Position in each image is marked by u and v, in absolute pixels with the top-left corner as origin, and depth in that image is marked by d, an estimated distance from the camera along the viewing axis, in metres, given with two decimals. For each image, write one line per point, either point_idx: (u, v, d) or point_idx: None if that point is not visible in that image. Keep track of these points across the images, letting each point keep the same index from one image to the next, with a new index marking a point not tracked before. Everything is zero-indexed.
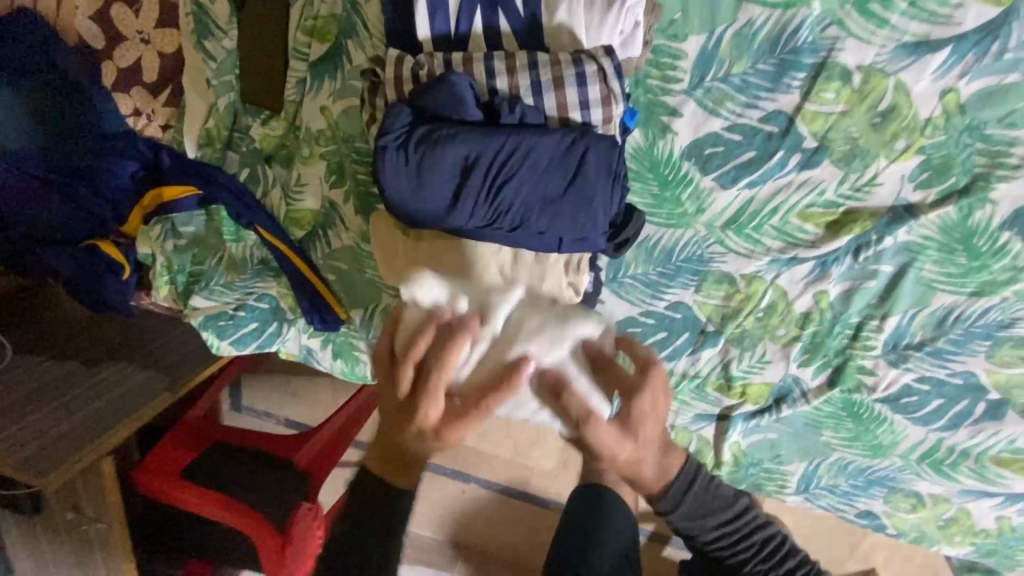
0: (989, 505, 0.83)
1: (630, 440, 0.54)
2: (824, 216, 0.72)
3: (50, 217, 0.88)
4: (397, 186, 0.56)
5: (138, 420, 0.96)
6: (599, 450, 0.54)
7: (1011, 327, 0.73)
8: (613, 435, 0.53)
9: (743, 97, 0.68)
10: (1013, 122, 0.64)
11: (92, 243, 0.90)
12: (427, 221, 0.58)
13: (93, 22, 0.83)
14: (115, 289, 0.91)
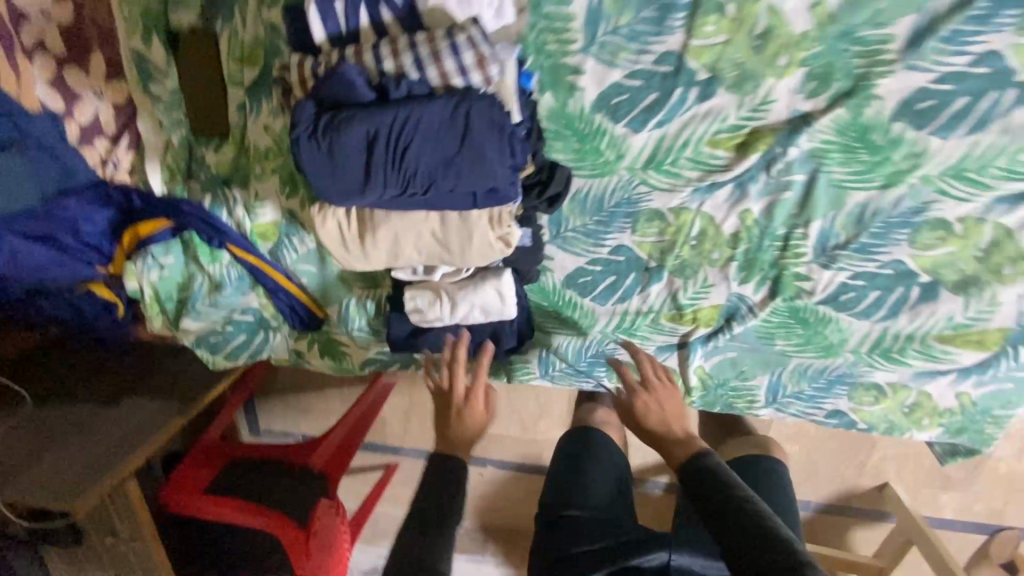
0: (946, 383, 0.88)
1: (669, 395, 0.82)
2: (730, 139, 0.78)
3: (43, 271, 0.96)
4: (317, 170, 0.62)
5: (155, 442, 1.03)
6: (661, 413, 0.80)
7: (924, 211, 0.77)
8: (663, 398, 0.81)
9: (634, 45, 0.74)
10: (881, 21, 0.68)
11: (86, 287, 0.98)
12: (350, 196, 0.64)
13: (49, 86, 0.84)
14: (115, 326, 1.01)
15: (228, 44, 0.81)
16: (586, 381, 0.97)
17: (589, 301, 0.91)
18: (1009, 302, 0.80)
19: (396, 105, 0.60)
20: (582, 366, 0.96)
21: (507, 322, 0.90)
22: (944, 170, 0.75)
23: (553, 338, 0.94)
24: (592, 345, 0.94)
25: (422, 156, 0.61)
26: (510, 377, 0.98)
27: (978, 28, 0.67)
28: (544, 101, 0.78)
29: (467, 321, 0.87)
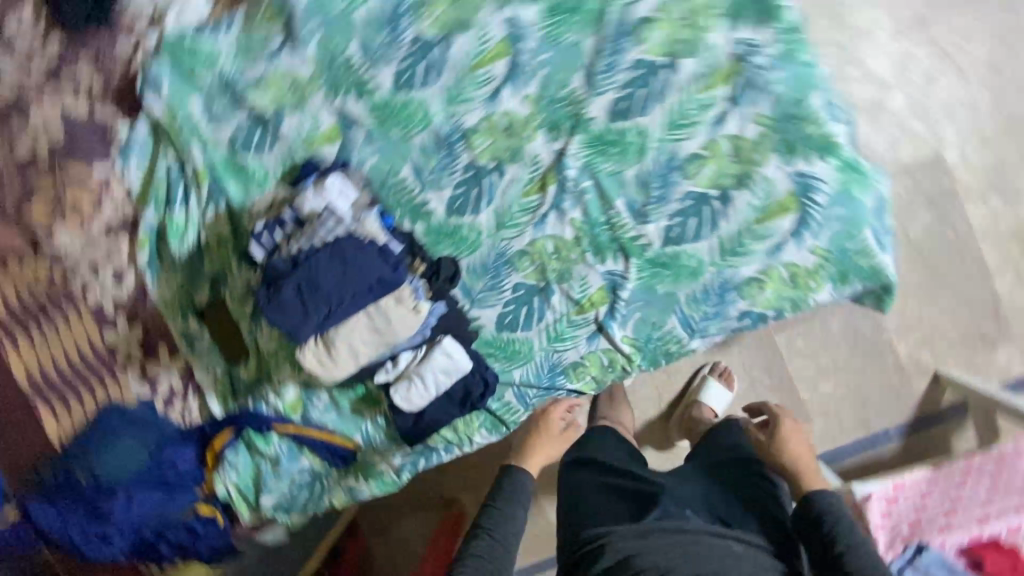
0: (794, 248, 1.09)
1: (799, 434, 1.20)
2: (532, 186, 1.16)
3: (153, 515, 1.24)
4: (278, 317, 0.98)
5: None
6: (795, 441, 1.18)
7: (676, 155, 1.09)
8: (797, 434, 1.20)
9: (445, 171, 1.17)
10: (564, 84, 1.10)
11: (189, 512, 1.27)
12: (303, 321, 0.98)
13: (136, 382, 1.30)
14: (217, 535, 1.29)
15: (229, 296, 1.26)
16: (558, 392, 1.22)
17: (521, 332, 1.21)
18: (777, 174, 1.06)
19: (299, 266, 0.99)
20: (547, 382, 1.22)
21: (471, 375, 1.18)
22: (663, 130, 1.08)
23: (515, 373, 1.22)
24: (543, 363, 1.21)
25: (329, 284, 0.98)
26: (506, 423, 1.24)
27: (614, 57, 1.07)
28: (419, 228, 1.18)
29: (440, 385, 1.16)
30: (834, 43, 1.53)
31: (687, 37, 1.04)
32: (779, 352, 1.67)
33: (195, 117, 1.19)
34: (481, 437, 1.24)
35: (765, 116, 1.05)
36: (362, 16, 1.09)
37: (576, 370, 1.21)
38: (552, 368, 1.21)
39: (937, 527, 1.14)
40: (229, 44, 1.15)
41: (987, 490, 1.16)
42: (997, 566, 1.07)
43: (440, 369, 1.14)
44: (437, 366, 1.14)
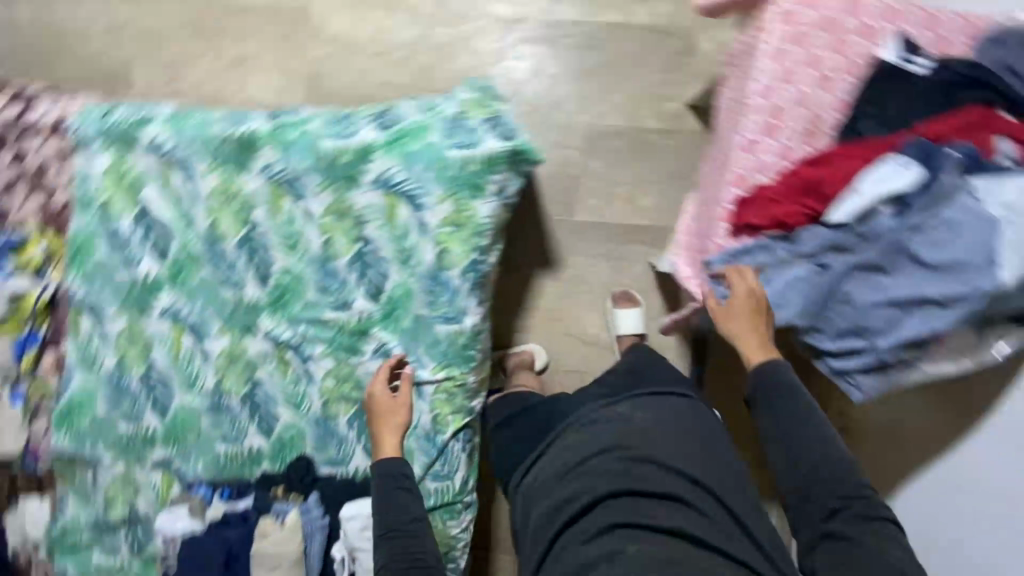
0: (431, 213, 1.23)
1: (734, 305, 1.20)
2: (280, 368, 1.34)
3: None
4: None
5: None
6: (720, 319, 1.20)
7: (313, 257, 1.28)
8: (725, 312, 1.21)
9: (236, 421, 1.38)
10: (222, 304, 1.33)
11: None
12: None
13: None
14: None
15: None
16: (451, 447, 1.31)
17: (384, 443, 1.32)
18: (367, 197, 1.24)
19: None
20: (437, 449, 1.31)
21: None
22: (290, 255, 1.29)
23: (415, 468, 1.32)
24: (420, 442, 1.32)
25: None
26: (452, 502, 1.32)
27: (225, 259, 1.31)
28: (267, 464, 1.38)
29: (373, 536, 1.30)
30: (368, 48, 1.71)
31: (238, 204, 1.28)
32: (602, 222, 1.73)
33: (104, 564, 1.39)
34: (452, 530, 1.32)
35: (321, 183, 1.25)
36: (104, 407, 1.39)
37: (440, 421, 1.31)
38: (428, 438, 1.31)
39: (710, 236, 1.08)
40: (74, 506, 1.39)
41: (717, 168, 1.11)
42: (755, 211, 1.00)
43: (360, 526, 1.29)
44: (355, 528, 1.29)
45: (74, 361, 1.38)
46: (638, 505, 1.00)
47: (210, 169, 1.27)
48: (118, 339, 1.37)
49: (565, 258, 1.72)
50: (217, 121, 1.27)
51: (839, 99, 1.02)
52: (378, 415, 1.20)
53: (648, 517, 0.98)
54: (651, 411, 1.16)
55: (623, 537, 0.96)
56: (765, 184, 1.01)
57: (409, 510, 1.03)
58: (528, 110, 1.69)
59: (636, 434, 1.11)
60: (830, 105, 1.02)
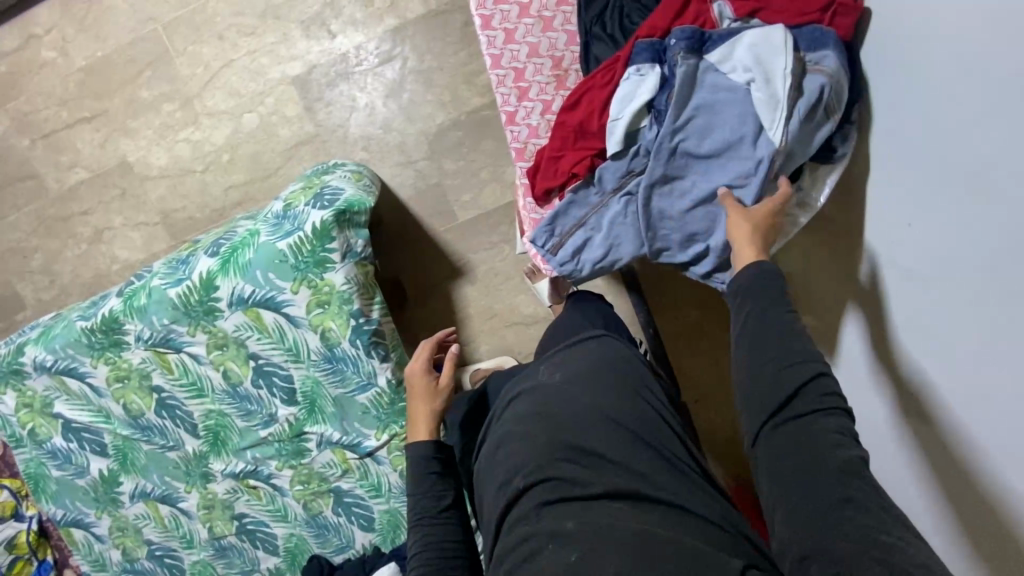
0: (295, 305, 1.27)
1: None
2: (252, 494, 1.40)
3: None
4: None
5: None
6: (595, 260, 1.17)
7: (223, 390, 1.33)
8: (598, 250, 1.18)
9: (242, 556, 1.45)
10: (174, 466, 1.40)
11: None
12: None
13: None
14: None
15: None
16: None
17: (374, 512, 1.38)
18: (234, 320, 1.28)
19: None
20: None
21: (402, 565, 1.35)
22: (205, 398, 1.34)
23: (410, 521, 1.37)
24: (401, 497, 1.36)
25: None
26: None
27: (153, 429, 1.38)
28: (290, 574, 1.44)
29: None
30: (194, 165, 1.71)
31: (138, 378, 1.34)
32: (484, 211, 1.68)
33: None
34: None
35: (190, 327, 1.29)
36: None
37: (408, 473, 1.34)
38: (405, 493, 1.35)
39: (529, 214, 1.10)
40: None
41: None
42: (546, 176, 1.01)
43: None
44: None
45: (88, 568, 1.49)
46: (582, 464, 0.82)
47: (97, 362, 1.34)
48: (112, 534, 1.46)
49: (467, 261, 1.69)
50: (78, 319, 1.33)
51: (568, 32, 1.05)
52: (417, 395, 1.17)
53: (593, 475, 0.81)
54: (588, 357, 0.99)
55: (569, 505, 0.78)
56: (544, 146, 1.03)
57: (443, 497, 0.98)
58: (363, 146, 1.67)
59: (577, 385, 0.93)
60: (563, 42, 1.04)
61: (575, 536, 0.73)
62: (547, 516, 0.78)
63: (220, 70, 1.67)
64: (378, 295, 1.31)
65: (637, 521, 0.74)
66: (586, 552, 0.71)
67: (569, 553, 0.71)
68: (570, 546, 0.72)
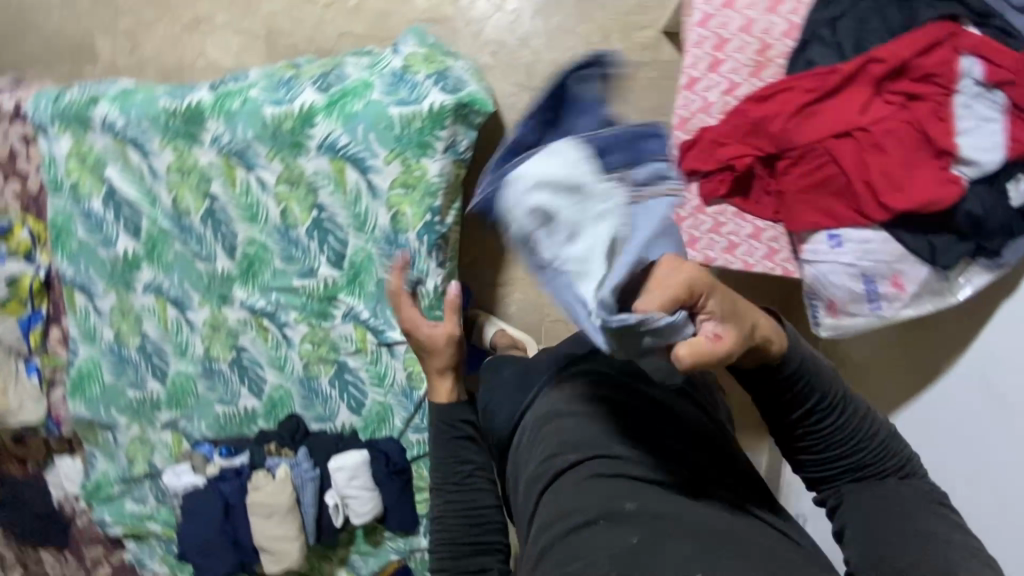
0: (381, 176, 1.22)
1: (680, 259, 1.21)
2: (261, 333, 1.41)
3: None
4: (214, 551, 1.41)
5: None
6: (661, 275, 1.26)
7: (277, 225, 1.30)
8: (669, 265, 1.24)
9: (226, 384, 1.47)
10: (199, 275, 1.39)
11: None
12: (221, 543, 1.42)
13: None
14: None
15: None
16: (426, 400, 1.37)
17: (368, 397, 1.40)
18: (315, 164, 1.23)
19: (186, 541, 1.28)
20: (413, 402, 1.37)
21: (375, 456, 1.39)
22: (256, 225, 1.31)
23: (396, 420, 1.40)
24: (398, 395, 1.38)
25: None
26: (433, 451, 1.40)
27: (193, 233, 1.35)
28: (262, 422, 1.47)
29: (361, 484, 1.38)
30: None
31: (198, 179, 1.30)
32: None
33: (136, 509, 1.63)
34: None
35: (270, 152, 1.25)
36: (109, 376, 1.51)
37: (415, 377, 1.35)
38: (404, 394, 1.38)
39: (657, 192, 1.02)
40: (102, 463, 1.61)
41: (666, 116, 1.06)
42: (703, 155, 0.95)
43: (348, 478, 1.37)
44: (343, 477, 1.37)
45: (77, 336, 1.49)
46: (638, 454, 0.85)
47: (164, 145, 1.30)
48: (112, 315, 1.47)
49: None
50: (164, 96, 1.28)
51: (790, 23, 0.99)
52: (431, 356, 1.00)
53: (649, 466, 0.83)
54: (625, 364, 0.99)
55: (624, 486, 0.80)
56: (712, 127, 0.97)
57: (466, 476, 0.97)
58: (491, 50, 1.59)
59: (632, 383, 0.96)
60: (780, 31, 1.00)
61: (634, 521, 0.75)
62: (598, 491, 0.80)
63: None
64: (460, 201, 1.27)
65: (698, 514, 0.75)
66: (646, 535, 0.73)
67: (627, 533, 0.74)
68: (629, 526, 0.75)
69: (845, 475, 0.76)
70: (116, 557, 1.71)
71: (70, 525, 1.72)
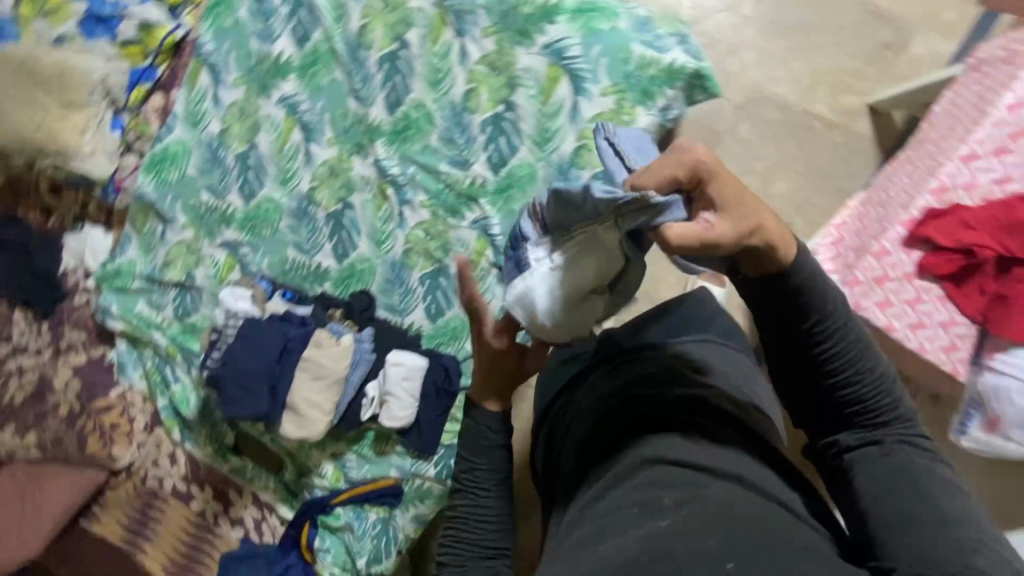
0: (589, 104, 1.15)
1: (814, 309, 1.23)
2: (377, 200, 1.32)
3: None
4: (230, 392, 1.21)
5: None
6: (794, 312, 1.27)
7: (455, 102, 1.22)
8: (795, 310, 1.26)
9: (309, 232, 1.36)
10: (343, 113, 1.28)
11: None
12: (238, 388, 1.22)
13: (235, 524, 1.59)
14: None
15: (244, 425, 1.51)
16: None
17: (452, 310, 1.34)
18: (530, 61, 1.16)
19: (223, 362, 1.18)
20: None
21: (432, 369, 1.32)
22: (432, 92, 1.22)
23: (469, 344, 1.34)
24: None
25: (254, 364, 1.17)
26: None
27: (362, 68, 1.25)
28: (329, 286, 1.36)
29: (409, 388, 1.31)
30: None
31: (398, 17, 1.21)
32: None
33: (146, 312, 1.50)
34: None
35: (490, 27, 1.17)
36: (193, 169, 1.38)
37: None
38: None
39: (874, 233, 1.01)
40: (135, 251, 1.48)
41: (911, 172, 1.05)
42: (943, 228, 0.95)
43: (401, 377, 1.30)
44: (396, 373, 1.30)
45: (180, 113, 1.35)
46: (683, 440, 0.78)
47: None
48: (229, 109, 1.34)
49: None
50: None
51: None
52: (491, 364, 0.90)
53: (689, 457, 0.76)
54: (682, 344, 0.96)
55: (668, 475, 0.74)
56: (961, 206, 0.97)
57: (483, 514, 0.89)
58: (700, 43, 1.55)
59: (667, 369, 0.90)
60: None
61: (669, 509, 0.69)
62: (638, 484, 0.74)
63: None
64: None
65: (740, 508, 0.68)
66: (683, 525, 0.66)
67: (657, 521, 0.67)
68: (659, 515, 0.68)
69: (858, 418, 0.75)
70: (97, 350, 1.58)
71: (64, 297, 1.57)
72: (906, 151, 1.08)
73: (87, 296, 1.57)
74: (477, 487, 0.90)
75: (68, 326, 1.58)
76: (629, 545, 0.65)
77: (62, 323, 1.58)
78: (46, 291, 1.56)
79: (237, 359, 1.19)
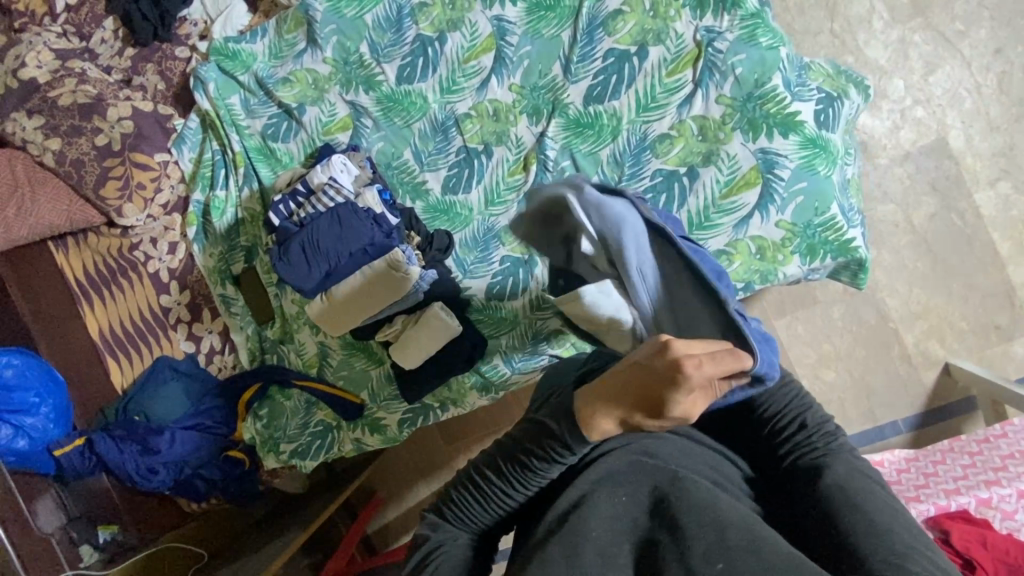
0: (757, 224, 1.13)
1: None
2: (517, 166, 1.25)
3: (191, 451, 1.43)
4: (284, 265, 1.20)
5: (293, 543, 1.34)
6: None
7: (648, 136, 1.18)
8: None
9: (433, 149, 1.30)
10: (544, 73, 1.24)
11: (227, 453, 1.46)
12: (289, 264, 1.20)
13: (190, 341, 1.49)
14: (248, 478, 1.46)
15: (260, 265, 1.47)
16: (542, 359, 1.21)
17: (508, 300, 1.24)
18: (740, 151, 1.13)
19: (301, 227, 1.22)
20: (530, 347, 1.22)
21: (460, 340, 1.22)
22: (634, 112, 1.19)
23: (502, 339, 1.23)
24: (529, 329, 1.22)
25: (329, 242, 1.20)
26: (496, 388, 1.24)
27: (590, 45, 1.21)
28: (419, 206, 1.30)
29: (435, 344, 1.21)
30: (823, 28, 1.55)
31: (654, 27, 1.18)
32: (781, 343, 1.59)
33: (235, 108, 1.40)
34: (474, 400, 1.25)
35: (728, 97, 1.15)
36: (373, 19, 1.32)
37: (558, 335, 1.21)
38: (537, 333, 1.22)
39: (907, 497, 1.15)
40: (263, 48, 1.41)
41: (968, 466, 1.17)
42: (964, 535, 1.03)
43: (432, 326, 1.20)
44: (433, 320, 1.20)
45: None
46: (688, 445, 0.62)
47: None
48: None
49: None
50: None
51: None
52: (727, 366, 0.54)
53: (684, 451, 0.61)
54: None
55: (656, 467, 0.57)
56: (988, 531, 1.04)
57: (504, 501, 0.64)
58: None
59: None
60: None
61: (661, 509, 0.54)
62: (610, 464, 0.59)
63: (937, 58, 1.54)
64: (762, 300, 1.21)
65: (741, 516, 0.52)
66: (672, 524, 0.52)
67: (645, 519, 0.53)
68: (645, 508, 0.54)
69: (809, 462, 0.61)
70: (165, 108, 1.50)
71: (166, 39, 1.51)
72: (976, 441, 1.19)
73: (189, 53, 1.52)
74: (489, 463, 0.63)
75: (151, 66, 1.51)
76: (613, 550, 0.52)
77: (148, 59, 1.52)
78: (153, 23, 1.50)
79: (315, 231, 1.20)
